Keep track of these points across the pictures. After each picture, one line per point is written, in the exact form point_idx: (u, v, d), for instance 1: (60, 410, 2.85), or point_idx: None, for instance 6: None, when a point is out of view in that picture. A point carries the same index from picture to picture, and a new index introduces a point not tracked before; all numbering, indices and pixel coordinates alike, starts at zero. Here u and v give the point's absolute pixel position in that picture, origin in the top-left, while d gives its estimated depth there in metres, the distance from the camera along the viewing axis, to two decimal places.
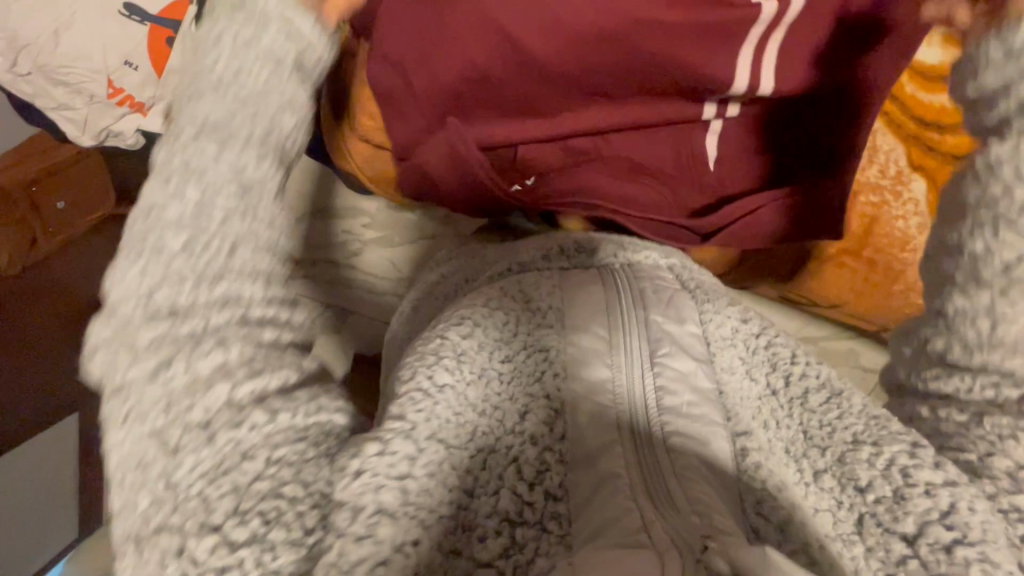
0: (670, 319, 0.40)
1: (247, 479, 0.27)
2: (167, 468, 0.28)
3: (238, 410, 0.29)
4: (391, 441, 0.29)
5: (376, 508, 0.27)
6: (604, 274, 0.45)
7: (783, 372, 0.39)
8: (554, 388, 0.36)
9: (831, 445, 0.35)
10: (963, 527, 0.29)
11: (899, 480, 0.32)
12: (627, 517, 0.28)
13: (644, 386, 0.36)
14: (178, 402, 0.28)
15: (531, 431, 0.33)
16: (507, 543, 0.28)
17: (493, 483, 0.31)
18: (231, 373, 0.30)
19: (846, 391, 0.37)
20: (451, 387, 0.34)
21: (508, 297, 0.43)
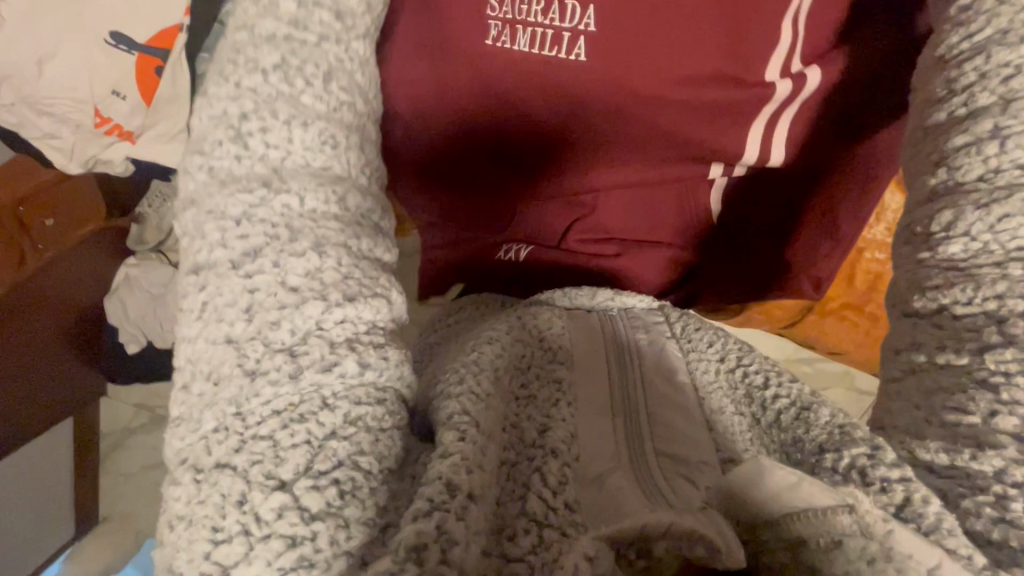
0: (664, 367, 0.48)
1: (323, 434, 0.35)
2: (240, 396, 0.35)
3: (329, 366, 0.36)
4: (467, 431, 0.35)
5: (468, 493, 0.32)
6: (605, 321, 0.52)
7: (759, 400, 0.46)
8: (567, 413, 0.42)
9: (805, 456, 0.39)
10: (916, 517, 0.31)
11: (857, 480, 0.34)
12: (638, 508, 0.35)
13: (646, 420, 0.43)
14: (265, 313, 0.37)
15: (552, 445, 0.39)
16: (537, 540, 0.33)
17: (517, 489, 0.36)
18: (335, 322, 0.37)
19: (814, 405, 0.42)
20: (488, 395, 0.39)
21: (525, 329, 0.49)
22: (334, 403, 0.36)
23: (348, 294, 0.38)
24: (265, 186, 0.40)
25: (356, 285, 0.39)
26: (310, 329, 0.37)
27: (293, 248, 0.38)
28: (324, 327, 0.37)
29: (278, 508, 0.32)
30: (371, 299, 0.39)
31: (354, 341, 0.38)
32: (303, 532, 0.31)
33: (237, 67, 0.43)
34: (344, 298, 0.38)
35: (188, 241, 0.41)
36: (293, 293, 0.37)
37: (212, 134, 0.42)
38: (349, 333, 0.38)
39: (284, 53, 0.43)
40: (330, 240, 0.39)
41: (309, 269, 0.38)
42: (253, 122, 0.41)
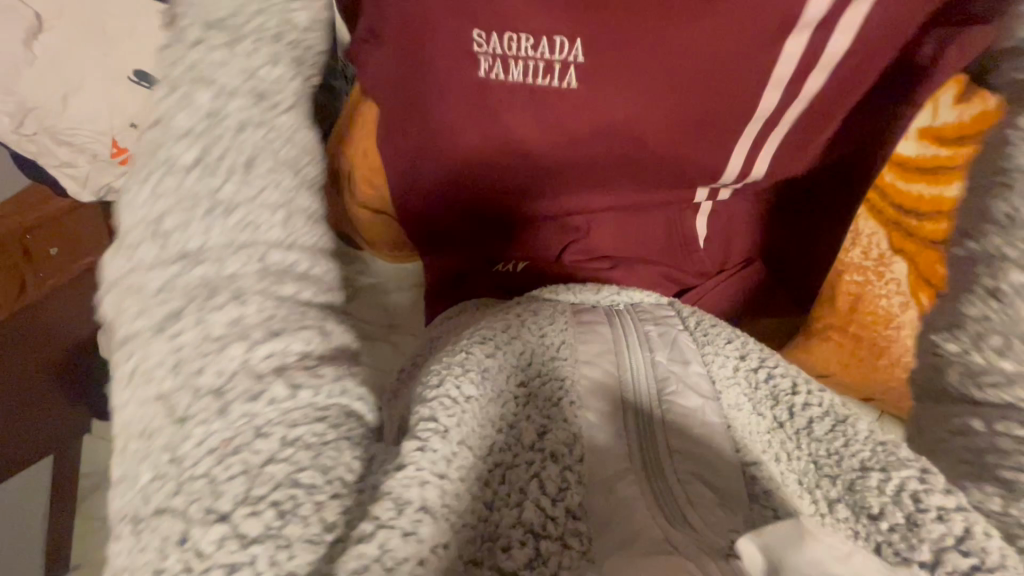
0: (675, 361, 0.43)
1: (259, 460, 0.30)
2: (174, 440, 0.31)
3: (253, 396, 0.32)
4: (430, 440, 0.31)
5: (422, 505, 0.28)
6: (611, 316, 0.48)
7: (786, 403, 0.40)
8: (571, 414, 0.37)
9: (842, 474, 0.35)
10: (980, 552, 0.29)
11: (910, 506, 0.31)
12: (650, 531, 0.31)
13: (657, 421, 0.38)
14: (190, 365, 0.33)
15: (552, 448, 0.35)
16: (531, 556, 0.29)
17: (514, 495, 0.32)
18: (258, 353, 0.34)
19: (851, 418, 0.38)
20: (475, 399, 0.35)
21: (525, 326, 0.45)
22: (265, 429, 0.31)
23: (269, 329, 0.35)
24: (204, 215, 0.37)
25: (292, 321, 0.36)
26: (236, 365, 0.33)
27: (213, 303, 0.35)
28: (252, 360, 0.34)
29: (218, 540, 0.27)
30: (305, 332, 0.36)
31: (284, 369, 0.34)
32: (241, 559, 0.27)
33: (182, 80, 0.40)
34: (265, 334, 0.35)
35: (129, 277, 0.36)
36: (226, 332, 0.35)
37: (149, 160, 0.39)
38: (279, 362, 0.34)
39: (248, 75, 0.41)
40: (251, 286, 0.36)
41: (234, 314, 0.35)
42: (197, 147, 0.39)
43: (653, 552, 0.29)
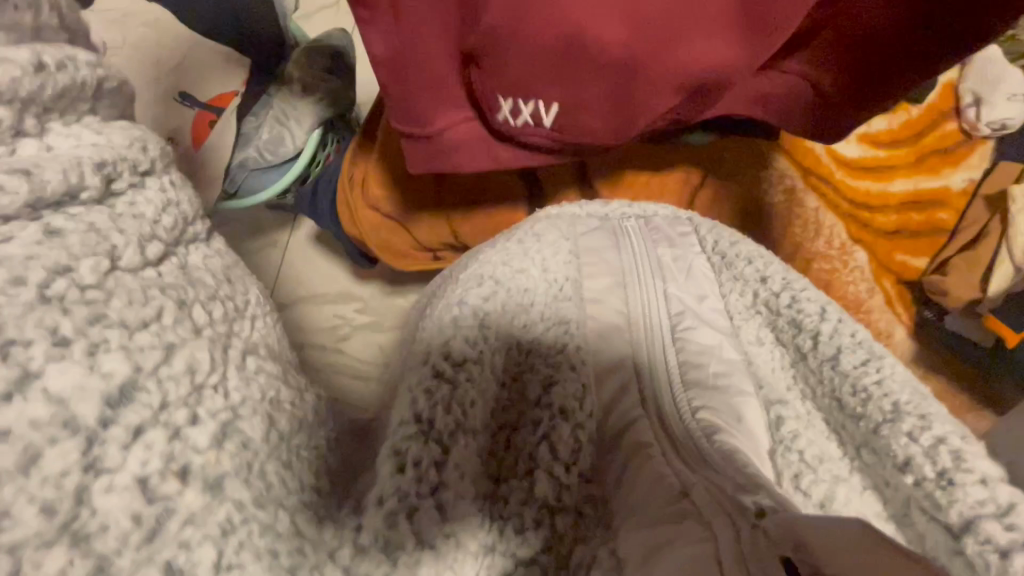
0: (692, 294, 0.42)
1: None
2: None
3: (154, 534, 0.16)
4: (407, 450, 0.25)
5: (417, 543, 0.23)
6: (621, 234, 0.45)
7: (810, 332, 0.36)
8: (580, 361, 0.34)
9: (868, 415, 0.32)
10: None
11: (947, 462, 0.28)
12: (666, 483, 0.29)
13: (670, 363, 0.37)
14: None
15: (561, 404, 0.31)
16: (550, 537, 0.27)
17: (521, 465, 0.29)
18: (142, 443, 0.17)
19: (886, 356, 0.34)
20: (471, 362, 0.30)
21: (529, 257, 0.40)
22: (185, 568, 0.17)
23: (112, 396, 0.16)
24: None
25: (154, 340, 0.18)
26: (73, 488, 0.15)
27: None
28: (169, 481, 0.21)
29: None
30: (155, 322, 0.18)
31: (233, 421, 0.19)
32: None
33: None
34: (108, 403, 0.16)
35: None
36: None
37: None
38: (199, 421, 0.18)
39: None
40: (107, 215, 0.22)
41: (32, 372, 0.15)
42: None
43: (666, 518, 0.27)
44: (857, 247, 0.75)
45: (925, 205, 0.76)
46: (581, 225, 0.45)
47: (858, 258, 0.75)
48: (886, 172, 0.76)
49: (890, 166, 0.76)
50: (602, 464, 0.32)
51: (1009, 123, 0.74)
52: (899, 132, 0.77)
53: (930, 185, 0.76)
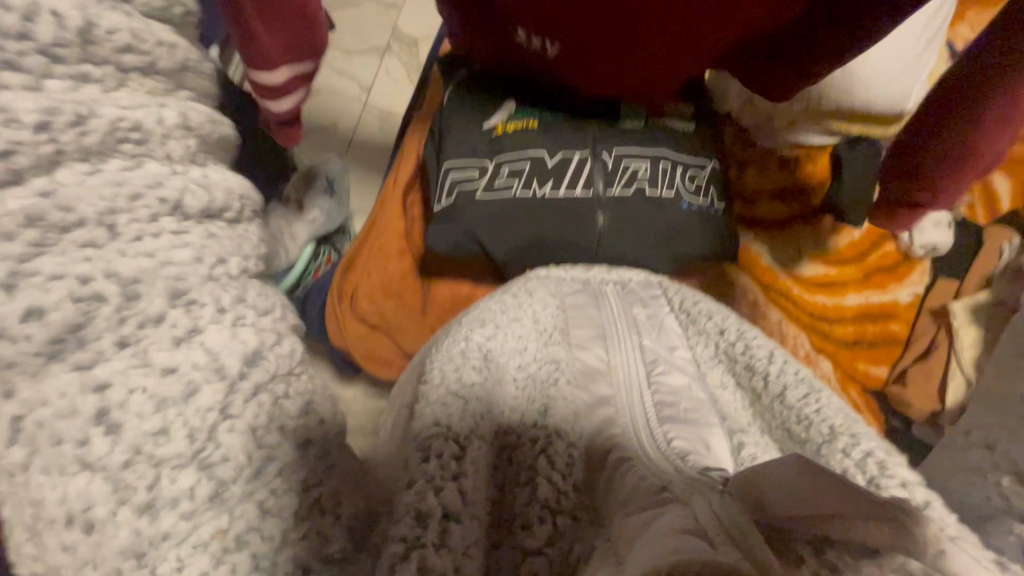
0: (663, 344, 0.50)
1: (268, 547, 0.20)
2: (139, 539, 0.19)
3: (260, 470, 0.21)
4: (432, 445, 0.28)
5: (444, 514, 0.25)
6: (600, 298, 0.54)
7: (761, 372, 0.43)
8: (564, 392, 0.41)
9: (810, 438, 0.37)
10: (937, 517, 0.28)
11: (873, 470, 0.32)
12: (645, 482, 0.33)
13: (645, 404, 0.43)
14: (136, 425, 0.19)
15: (555, 426, 0.36)
16: (551, 532, 0.30)
17: (523, 473, 0.33)
18: (257, 400, 0.22)
19: (823, 389, 0.40)
20: (478, 384, 0.36)
21: (526, 309, 0.47)
22: (274, 507, 0.21)
23: (247, 354, 0.22)
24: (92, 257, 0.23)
25: (269, 328, 0.24)
26: (210, 423, 0.21)
27: (139, 312, 0.20)
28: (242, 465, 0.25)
29: None
30: (272, 313, 0.25)
31: (313, 402, 0.24)
32: None
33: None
34: (245, 361, 0.22)
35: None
36: (168, 348, 0.21)
37: None
38: (289, 394, 0.23)
39: None
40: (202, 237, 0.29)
41: (196, 329, 0.21)
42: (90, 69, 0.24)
43: (649, 505, 0.31)
44: (819, 355, 0.82)
45: (877, 317, 0.83)
46: (566, 285, 0.55)
47: (823, 366, 0.82)
48: (837, 288, 0.84)
49: (841, 283, 0.84)
50: (595, 479, 0.36)
51: (936, 246, 0.83)
52: (844, 252, 0.85)
53: (880, 299, 0.84)
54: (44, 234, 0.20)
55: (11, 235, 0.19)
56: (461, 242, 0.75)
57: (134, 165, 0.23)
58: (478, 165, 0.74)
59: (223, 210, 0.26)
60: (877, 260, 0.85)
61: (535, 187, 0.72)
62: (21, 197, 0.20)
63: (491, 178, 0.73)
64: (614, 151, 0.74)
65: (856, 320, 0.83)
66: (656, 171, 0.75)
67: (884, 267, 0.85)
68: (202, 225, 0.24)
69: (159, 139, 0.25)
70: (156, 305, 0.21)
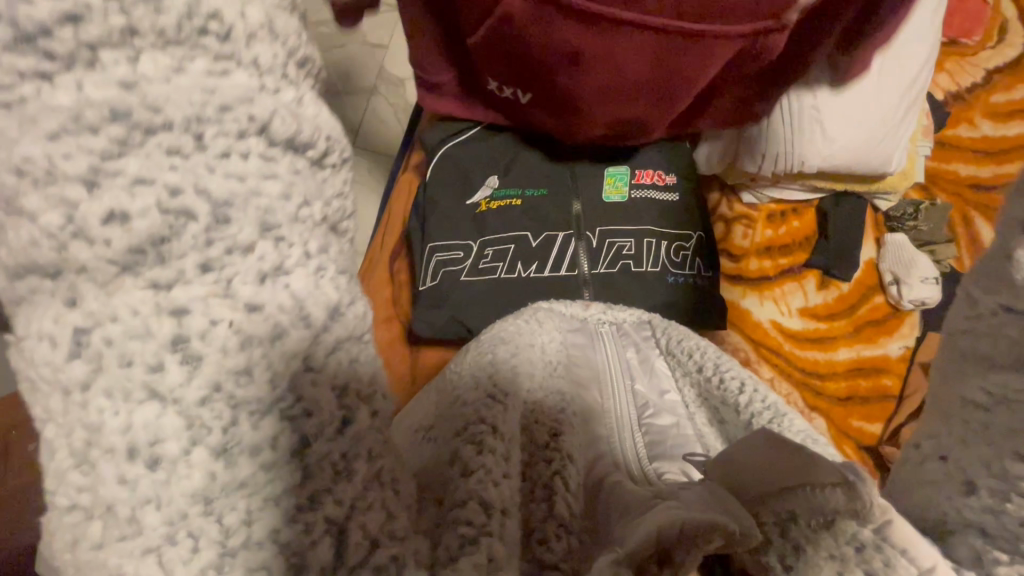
0: (652, 389, 0.54)
1: (341, 513, 0.19)
2: (211, 484, 0.18)
3: (341, 429, 0.20)
4: (485, 441, 0.29)
5: (502, 508, 0.25)
6: (595, 337, 0.57)
7: (733, 404, 0.46)
8: (571, 415, 0.42)
9: None
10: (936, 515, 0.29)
11: None
12: (642, 494, 0.35)
13: (637, 446, 0.46)
14: (219, 362, 0.19)
15: (567, 450, 0.37)
16: (568, 548, 0.30)
17: (540, 491, 0.33)
18: (336, 357, 0.21)
19: (788, 414, 0.43)
20: (511, 395, 0.36)
21: (536, 335, 0.49)
22: (342, 474, 0.20)
23: (331, 305, 0.21)
24: None
25: (347, 288, 0.22)
26: (292, 371, 0.20)
27: (230, 237, 0.19)
28: None
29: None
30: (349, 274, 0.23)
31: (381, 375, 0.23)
32: None
33: None
34: (329, 313, 0.21)
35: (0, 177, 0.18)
36: (254, 283, 0.19)
37: None
38: (363, 360, 0.22)
39: None
40: None
41: (283, 268, 0.20)
42: None
43: (647, 505, 0.33)
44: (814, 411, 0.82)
45: (868, 371, 0.84)
46: (566, 321, 0.57)
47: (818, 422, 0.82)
48: (829, 343, 0.86)
49: (833, 338, 0.86)
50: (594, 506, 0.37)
51: (925, 301, 0.85)
52: (834, 307, 0.87)
53: (871, 353, 0.85)
54: (129, 131, 0.18)
55: (96, 127, 0.18)
56: (448, 327, 0.76)
57: (218, 74, 0.20)
58: (463, 247, 0.79)
59: (307, 146, 0.22)
60: (866, 315, 0.87)
61: (518, 269, 0.78)
62: (98, 83, 0.18)
63: (475, 262, 0.78)
64: (598, 232, 0.81)
65: (847, 374, 0.84)
66: (641, 249, 0.81)
67: (873, 322, 0.87)
68: (289, 156, 0.21)
69: (246, 40, 0.20)
70: (245, 233, 0.19)
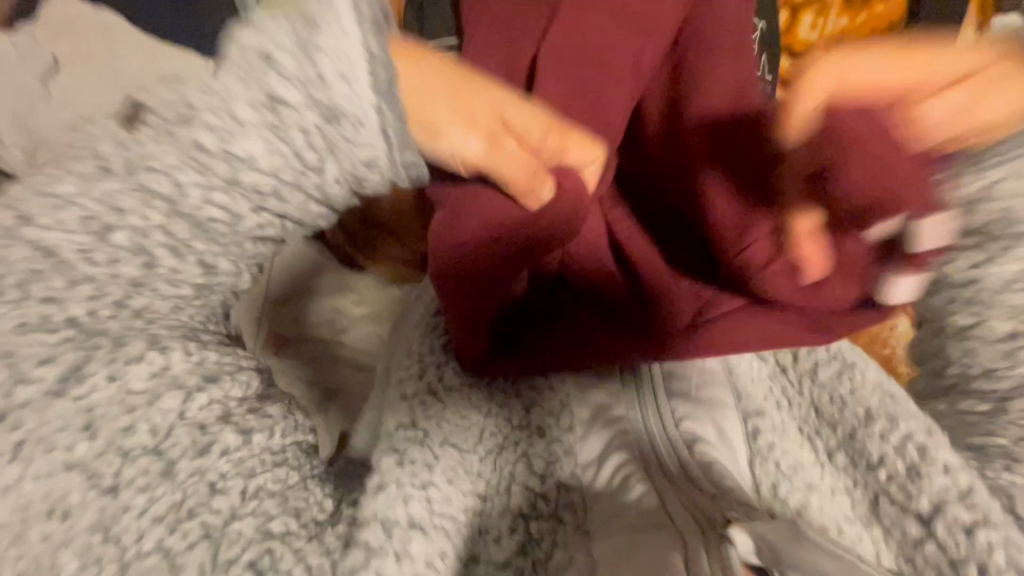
0: None
1: (220, 519, 0.24)
2: (104, 517, 0.23)
3: (204, 451, 0.24)
4: (407, 451, 0.31)
5: (409, 521, 0.28)
6: None
7: (789, 346, 0.38)
8: (559, 372, 0.37)
9: (843, 422, 0.34)
10: (985, 507, 0.27)
11: (914, 457, 0.30)
12: (644, 501, 0.29)
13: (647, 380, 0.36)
14: (110, 424, 0.23)
15: (539, 422, 0.35)
16: (520, 542, 0.30)
17: (503, 478, 0.32)
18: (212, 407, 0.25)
19: (857, 364, 0.36)
20: (458, 390, 0.36)
21: None
22: (223, 488, 0.24)
23: (207, 372, 0.25)
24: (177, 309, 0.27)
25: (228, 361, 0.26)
26: (170, 423, 0.24)
27: (125, 354, 0.24)
28: (190, 411, 0.25)
29: None
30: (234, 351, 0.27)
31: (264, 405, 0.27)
32: None
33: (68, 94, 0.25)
34: (204, 378, 0.25)
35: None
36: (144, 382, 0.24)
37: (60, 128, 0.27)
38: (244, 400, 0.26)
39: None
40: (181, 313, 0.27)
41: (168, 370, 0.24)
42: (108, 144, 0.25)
43: (640, 527, 0.28)
44: None
45: None
46: None
47: None
48: None
49: None
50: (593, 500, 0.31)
51: None
52: None
53: None
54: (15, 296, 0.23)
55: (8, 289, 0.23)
56: None
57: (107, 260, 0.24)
58: None
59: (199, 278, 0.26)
60: None
61: None
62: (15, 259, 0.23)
63: None
64: None
65: None
66: None
67: None
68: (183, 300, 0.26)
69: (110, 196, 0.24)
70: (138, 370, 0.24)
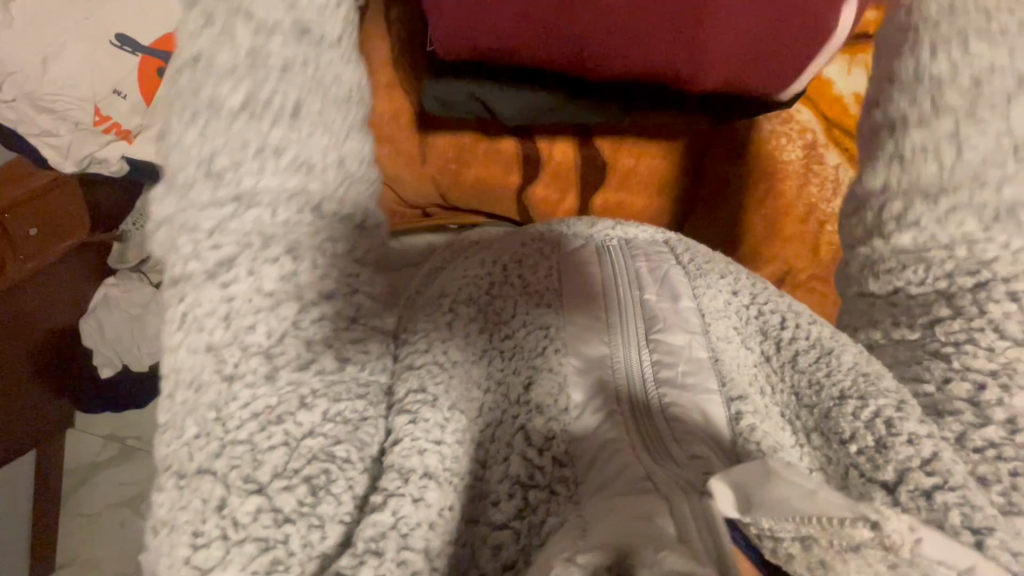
0: (664, 297, 0.45)
1: (301, 432, 0.28)
2: (220, 399, 0.28)
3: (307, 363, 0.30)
4: (419, 411, 0.30)
5: (425, 471, 0.28)
6: (600, 252, 0.49)
7: (774, 338, 0.42)
8: (557, 360, 0.38)
9: (819, 403, 0.36)
10: (942, 473, 0.30)
11: (881, 430, 0.32)
12: (633, 468, 0.31)
13: (642, 367, 0.39)
14: (241, 318, 0.29)
15: (537, 401, 0.36)
16: (520, 506, 0.32)
17: (501, 451, 0.34)
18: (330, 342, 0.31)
19: (836, 349, 0.38)
20: (460, 363, 0.36)
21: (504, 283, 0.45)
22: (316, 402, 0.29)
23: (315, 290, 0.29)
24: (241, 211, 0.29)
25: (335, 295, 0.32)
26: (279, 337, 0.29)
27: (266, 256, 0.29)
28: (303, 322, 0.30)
29: (254, 512, 0.26)
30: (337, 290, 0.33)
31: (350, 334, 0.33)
32: (274, 535, 0.26)
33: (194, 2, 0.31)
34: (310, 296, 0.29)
35: None
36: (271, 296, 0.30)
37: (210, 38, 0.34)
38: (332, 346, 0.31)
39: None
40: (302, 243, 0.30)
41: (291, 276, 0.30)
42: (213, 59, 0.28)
43: (633, 490, 0.29)
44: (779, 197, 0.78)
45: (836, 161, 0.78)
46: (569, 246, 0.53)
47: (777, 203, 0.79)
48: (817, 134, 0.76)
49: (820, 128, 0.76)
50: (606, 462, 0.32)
51: None
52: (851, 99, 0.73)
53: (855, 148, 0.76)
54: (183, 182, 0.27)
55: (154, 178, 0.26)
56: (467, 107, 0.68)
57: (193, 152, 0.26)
58: None
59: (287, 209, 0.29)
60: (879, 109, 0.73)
61: None
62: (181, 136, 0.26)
63: None
64: None
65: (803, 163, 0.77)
66: None
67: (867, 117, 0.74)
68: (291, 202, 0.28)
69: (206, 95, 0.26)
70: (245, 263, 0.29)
